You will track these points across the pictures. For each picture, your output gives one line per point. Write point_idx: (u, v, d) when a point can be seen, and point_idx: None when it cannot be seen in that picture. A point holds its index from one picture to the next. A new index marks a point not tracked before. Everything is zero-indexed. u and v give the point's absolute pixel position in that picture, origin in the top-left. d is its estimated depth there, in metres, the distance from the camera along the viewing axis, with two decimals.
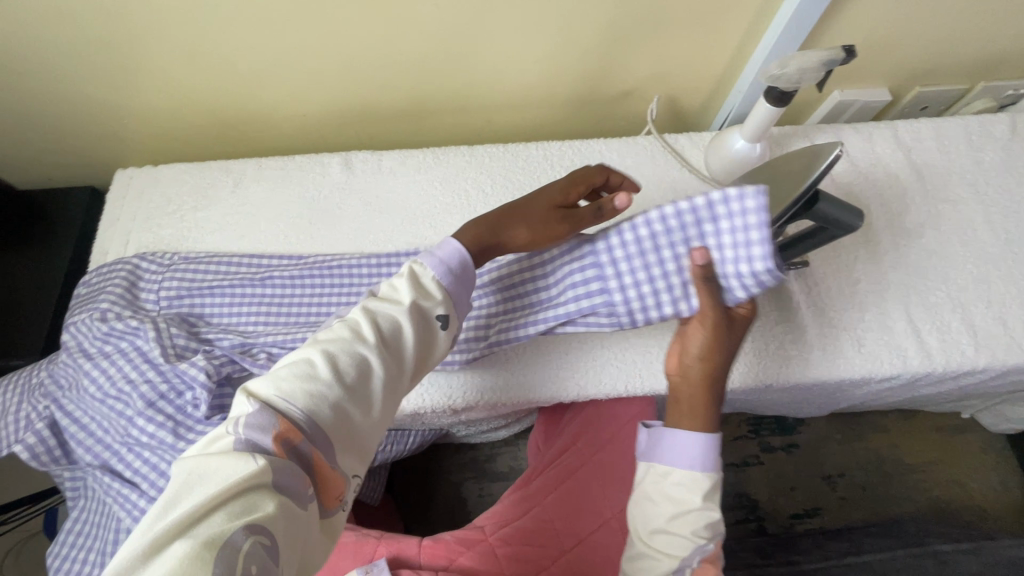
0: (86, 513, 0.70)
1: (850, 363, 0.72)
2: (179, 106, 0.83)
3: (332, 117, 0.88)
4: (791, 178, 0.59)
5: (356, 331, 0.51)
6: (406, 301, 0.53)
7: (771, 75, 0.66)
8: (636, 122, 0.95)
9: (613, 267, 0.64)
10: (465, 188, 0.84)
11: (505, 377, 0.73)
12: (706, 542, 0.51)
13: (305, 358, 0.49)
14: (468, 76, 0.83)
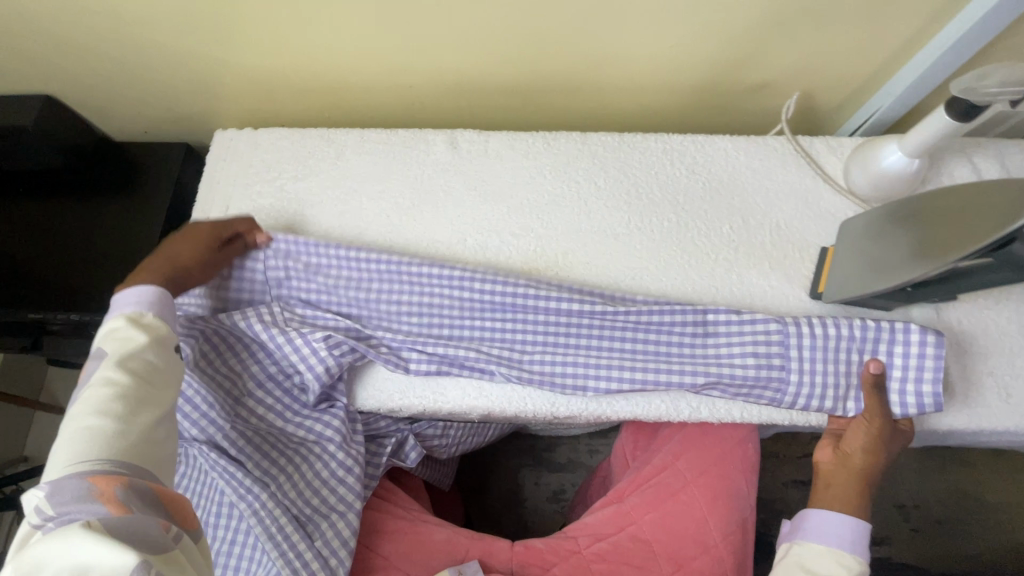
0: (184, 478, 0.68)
1: (991, 413, 0.66)
2: (285, 70, 0.80)
3: (438, 93, 0.83)
4: (990, 208, 0.54)
5: (109, 385, 0.52)
6: (139, 339, 0.56)
7: (966, 86, 0.57)
8: (762, 119, 0.87)
9: (770, 339, 0.66)
10: (576, 180, 0.78)
11: (629, 398, 0.68)
12: None
13: (85, 429, 0.49)
14: (591, 57, 0.76)
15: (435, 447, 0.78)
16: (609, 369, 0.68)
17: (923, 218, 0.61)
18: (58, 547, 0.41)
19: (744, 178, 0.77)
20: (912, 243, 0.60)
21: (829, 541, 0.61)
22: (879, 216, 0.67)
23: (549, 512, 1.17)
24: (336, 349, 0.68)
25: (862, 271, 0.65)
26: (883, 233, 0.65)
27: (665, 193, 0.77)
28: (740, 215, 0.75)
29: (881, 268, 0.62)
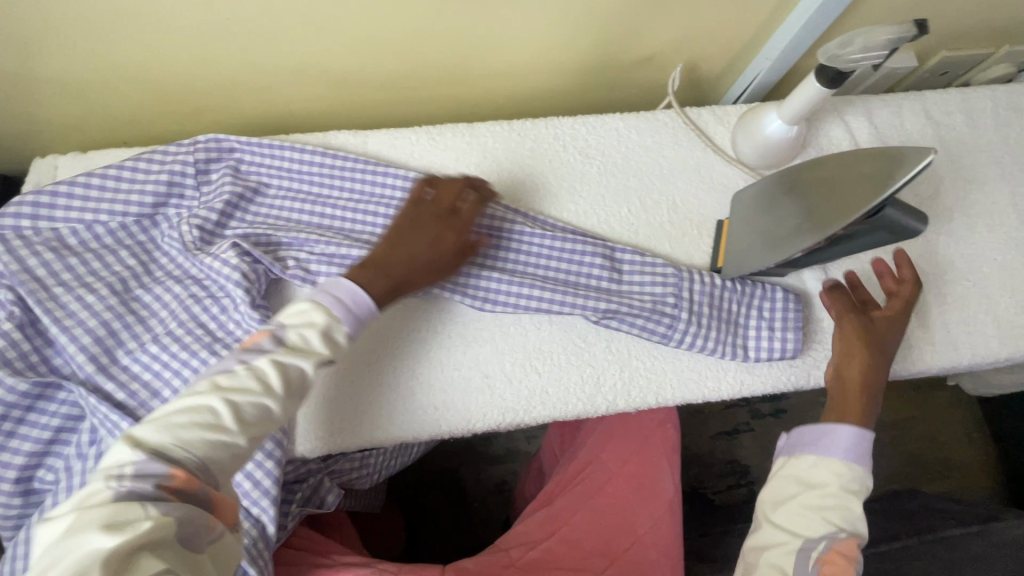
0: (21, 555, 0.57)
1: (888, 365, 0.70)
2: (112, 79, 0.68)
3: (305, 92, 0.74)
4: (860, 180, 0.57)
5: (263, 380, 0.50)
6: (320, 354, 0.53)
7: (829, 54, 0.58)
8: (650, 91, 0.85)
9: (658, 273, 0.69)
10: (468, 174, 0.73)
11: (535, 346, 0.67)
12: (838, 529, 0.53)
13: (214, 407, 0.47)
14: (468, 42, 0.70)
15: (353, 481, 0.73)
16: (524, 286, 0.66)
17: (800, 190, 0.63)
18: (102, 521, 0.39)
19: (639, 158, 0.75)
20: (797, 215, 0.62)
21: (826, 451, 0.57)
22: (764, 188, 0.69)
23: (493, 504, 1.16)
24: (246, 257, 0.64)
25: (753, 242, 0.66)
26: (772, 204, 0.66)
27: (561, 179, 0.74)
28: (637, 197, 0.74)
29: (772, 242, 0.63)
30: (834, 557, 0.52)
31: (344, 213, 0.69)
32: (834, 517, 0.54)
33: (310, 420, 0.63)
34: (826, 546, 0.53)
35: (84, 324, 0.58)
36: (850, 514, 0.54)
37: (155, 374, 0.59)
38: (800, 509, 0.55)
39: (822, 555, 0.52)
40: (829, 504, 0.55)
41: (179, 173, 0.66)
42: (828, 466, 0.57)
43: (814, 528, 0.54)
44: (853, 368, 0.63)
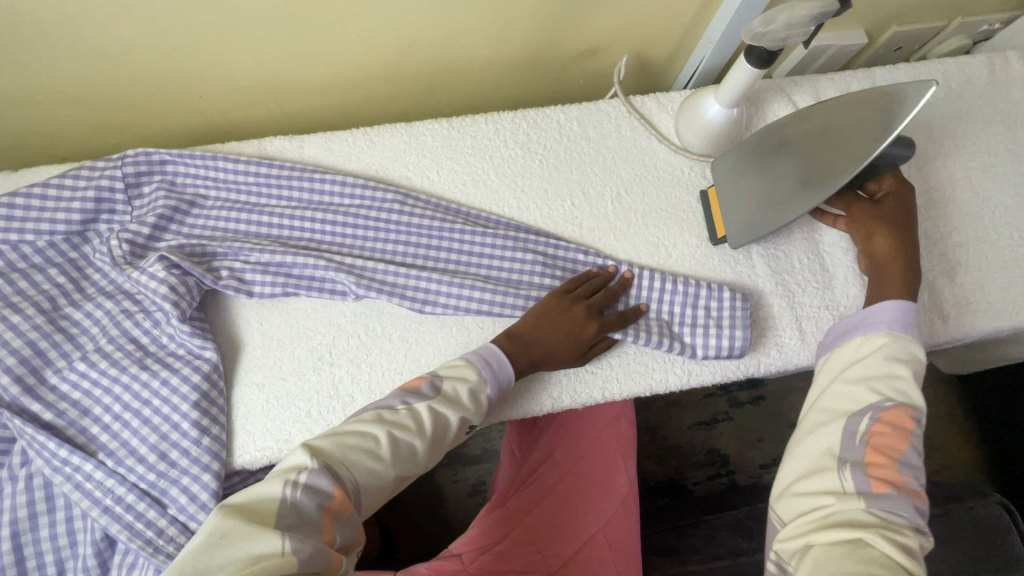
0: None
1: None
2: (34, 95, 0.67)
3: (237, 98, 0.73)
4: (855, 128, 0.58)
5: (419, 422, 0.52)
6: (455, 412, 0.54)
7: (754, 33, 0.56)
8: (596, 81, 0.84)
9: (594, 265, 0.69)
10: (406, 175, 0.72)
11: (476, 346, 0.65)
12: (882, 400, 0.52)
13: (381, 437, 0.49)
14: (396, 40, 0.69)
15: None
16: (464, 286, 0.65)
17: (791, 144, 0.63)
18: (243, 541, 0.39)
19: (582, 149, 0.74)
20: (797, 170, 0.62)
21: (876, 327, 0.57)
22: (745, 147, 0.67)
23: (469, 506, 1.15)
24: (175, 270, 0.63)
25: (754, 206, 0.65)
26: (762, 166, 0.65)
27: (503, 174, 0.73)
28: (581, 189, 0.72)
29: (777, 202, 0.63)
30: (881, 427, 0.51)
31: (281, 219, 0.68)
32: (880, 385, 0.53)
33: (248, 430, 0.62)
34: (873, 417, 0.51)
35: (9, 345, 0.58)
36: (901, 385, 0.53)
37: (88, 391, 0.59)
38: (846, 385, 0.54)
39: (869, 427, 0.51)
40: (876, 374, 0.54)
41: (107, 189, 0.65)
42: (875, 341, 0.57)
43: (860, 401, 0.53)
44: (883, 244, 0.63)
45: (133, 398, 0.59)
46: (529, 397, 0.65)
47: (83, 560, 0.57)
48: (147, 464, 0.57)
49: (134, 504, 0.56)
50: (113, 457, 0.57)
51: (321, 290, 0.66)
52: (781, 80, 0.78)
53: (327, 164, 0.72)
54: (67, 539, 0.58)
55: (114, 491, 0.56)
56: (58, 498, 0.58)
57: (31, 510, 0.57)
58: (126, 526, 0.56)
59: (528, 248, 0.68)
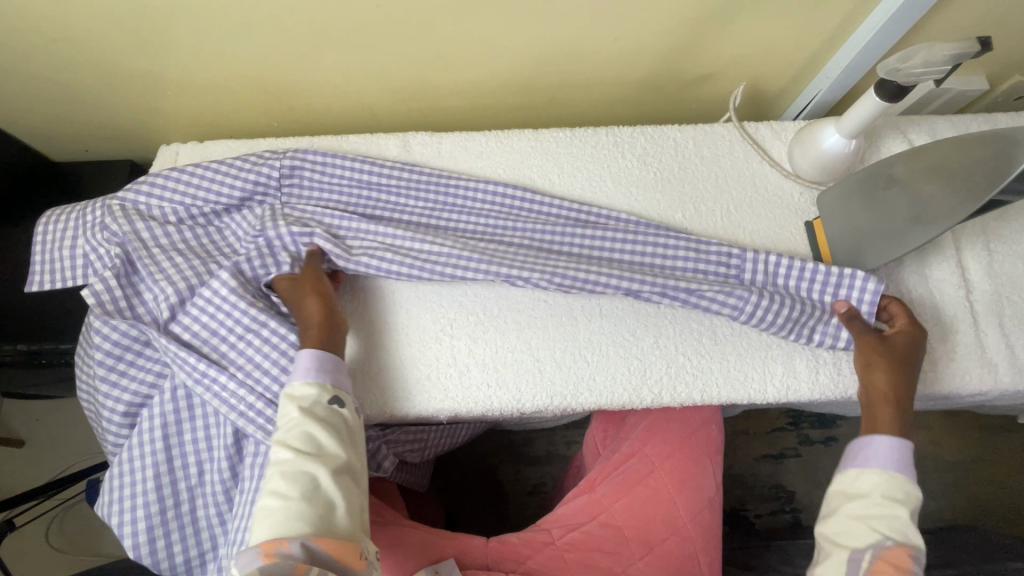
0: (118, 468, 0.66)
1: (947, 383, 0.68)
2: (228, 78, 0.79)
3: (385, 95, 0.83)
4: (980, 170, 0.58)
5: (283, 458, 0.54)
6: (294, 423, 0.56)
7: (889, 68, 0.60)
8: (707, 106, 0.89)
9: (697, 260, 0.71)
10: (528, 175, 0.78)
11: (583, 335, 0.70)
12: (885, 537, 0.53)
13: (272, 498, 0.52)
14: (537, 54, 0.77)
15: (408, 454, 0.80)
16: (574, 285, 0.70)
17: (903, 181, 0.64)
18: None
19: (695, 166, 0.78)
20: (911, 206, 0.63)
21: (877, 465, 0.57)
22: (853, 183, 0.68)
23: (529, 505, 1.18)
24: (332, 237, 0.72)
25: (863, 237, 0.67)
26: (873, 200, 0.66)
27: (618, 184, 0.78)
28: (691, 201, 0.77)
29: (890, 237, 0.64)
30: (885, 566, 0.52)
31: (414, 203, 0.75)
32: (880, 525, 0.54)
33: (380, 383, 0.69)
34: (874, 555, 0.53)
35: (167, 275, 0.68)
36: (898, 523, 0.54)
37: (214, 320, 0.66)
38: (846, 518, 0.56)
39: (872, 564, 0.52)
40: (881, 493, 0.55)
41: (253, 158, 0.74)
42: (868, 480, 0.57)
43: (861, 537, 0.54)
44: (881, 383, 0.62)
45: (265, 339, 0.65)
46: (625, 392, 0.68)
47: (218, 463, 0.65)
48: (272, 377, 0.64)
49: (263, 410, 0.63)
50: (242, 371, 0.65)
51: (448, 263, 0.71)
52: (896, 118, 0.80)
53: (460, 160, 0.79)
54: (205, 445, 0.66)
55: (245, 399, 0.63)
56: (198, 407, 0.66)
57: (176, 416, 0.66)
58: (259, 427, 0.63)
59: (634, 263, 0.72)
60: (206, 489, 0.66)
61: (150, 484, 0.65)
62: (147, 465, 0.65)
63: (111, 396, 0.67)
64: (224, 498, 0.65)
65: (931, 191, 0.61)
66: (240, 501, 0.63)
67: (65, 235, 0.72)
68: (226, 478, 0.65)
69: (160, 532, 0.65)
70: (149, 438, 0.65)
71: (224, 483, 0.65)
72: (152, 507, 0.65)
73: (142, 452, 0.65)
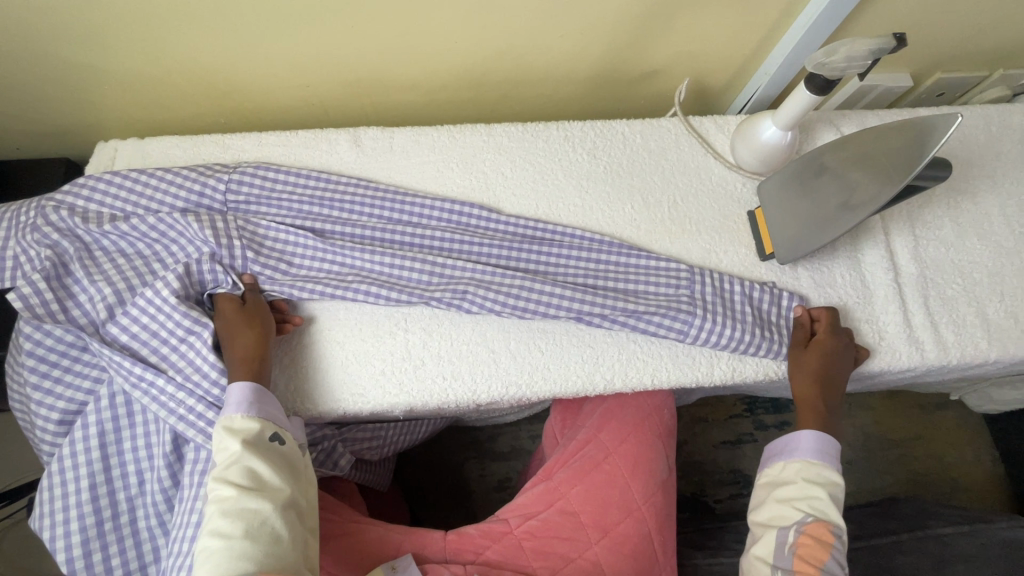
0: (48, 480, 0.62)
1: (878, 360, 0.72)
2: (170, 73, 0.76)
3: (337, 90, 0.82)
4: (898, 155, 0.61)
5: (223, 496, 0.54)
6: (235, 458, 0.56)
7: (816, 63, 0.63)
8: (656, 102, 0.92)
9: (644, 257, 0.73)
10: (482, 169, 0.79)
11: (537, 326, 0.71)
12: (806, 515, 0.60)
13: (214, 539, 0.52)
14: (486, 50, 0.78)
15: (366, 451, 0.79)
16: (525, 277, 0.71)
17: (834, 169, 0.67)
18: None
19: (642, 159, 0.81)
20: (840, 192, 0.66)
21: (800, 454, 0.64)
22: (790, 172, 0.71)
23: (495, 501, 1.18)
24: (283, 232, 0.72)
25: (801, 224, 0.70)
26: (807, 187, 0.69)
27: (570, 177, 0.79)
28: (640, 194, 0.79)
29: (822, 221, 0.67)
30: (806, 539, 0.59)
31: (362, 200, 0.74)
32: (801, 505, 0.61)
33: (305, 386, 0.68)
34: (798, 530, 0.60)
35: (107, 277, 0.66)
36: (818, 503, 0.61)
37: (154, 321, 0.64)
38: (774, 504, 0.62)
39: (795, 539, 0.59)
40: (801, 475, 0.63)
41: (204, 167, 0.73)
42: (792, 468, 0.64)
43: (788, 517, 0.61)
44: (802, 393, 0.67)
45: (207, 342, 0.63)
46: (579, 380, 0.69)
47: (156, 470, 0.63)
48: (210, 380, 0.63)
49: (202, 413, 0.62)
50: (181, 374, 0.64)
51: (394, 278, 0.72)
52: (829, 112, 0.84)
53: (413, 155, 0.79)
54: (145, 452, 0.64)
55: (185, 403, 0.62)
56: (138, 414, 0.64)
57: (115, 424, 0.64)
58: (199, 431, 0.62)
59: (587, 253, 0.74)
60: (147, 498, 0.64)
61: (85, 495, 0.62)
62: (81, 474, 0.62)
63: (44, 404, 0.63)
64: (166, 505, 0.64)
65: (858, 176, 0.65)
66: (180, 509, 0.61)
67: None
68: (167, 485, 0.63)
69: (96, 546, 0.62)
70: (84, 447, 0.62)
71: (164, 490, 0.63)
72: (88, 520, 0.62)
73: (77, 460, 0.62)
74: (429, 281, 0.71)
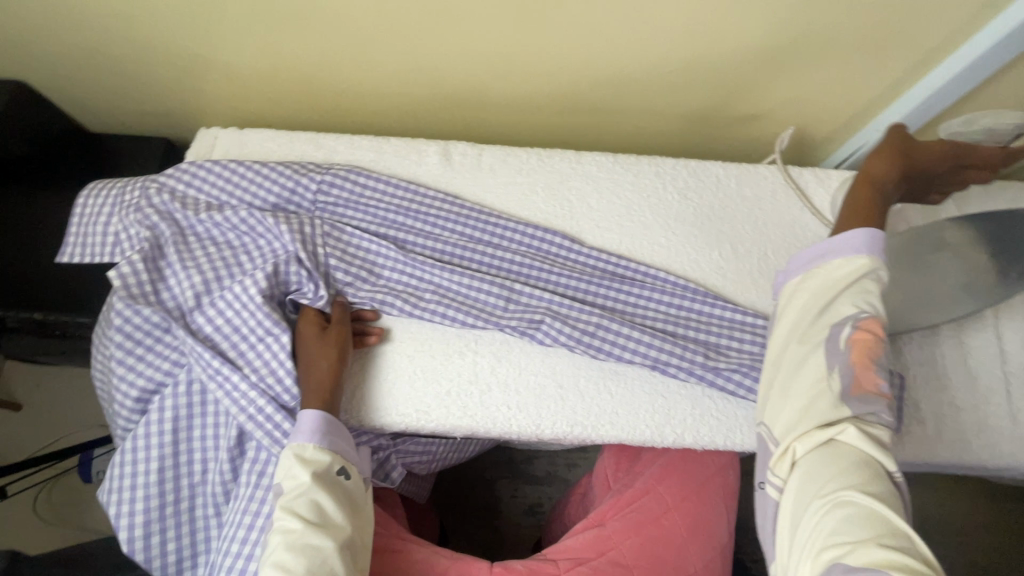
0: (119, 455, 0.64)
1: (975, 453, 0.67)
2: (278, 70, 0.78)
3: (431, 102, 0.82)
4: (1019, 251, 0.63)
5: (289, 528, 0.54)
6: (305, 488, 0.56)
7: (953, 130, 0.65)
8: (750, 147, 0.88)
9: (728, 311, 0.70)
10: (567, 197, 0.77)
11: (609, 366, 0.69)
12: (862, 310, 0.51)
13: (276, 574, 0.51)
14: (588, 77, 0.76)
15: (415, 465, 0.78)
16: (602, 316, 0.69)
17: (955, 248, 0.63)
18: None
19: (735, 206, 0.77)
20: (958, 274, 0.63)
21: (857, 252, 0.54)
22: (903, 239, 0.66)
23: (523, 525, 1.16)
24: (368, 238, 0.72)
25: None
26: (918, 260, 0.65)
27: (657, 215, 0.77)
28: (729, 242, 0.76)
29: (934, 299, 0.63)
30: (865, 334, 0.50)
31: (447, 216, 0.74)
32: (857, 299, 0.51)
33: (372, 397, 0.68)
34: (852, 326, 0.50)
35: (198, 265, 0.67)
36: (872, 296, 0.52)
37: (237, 314, 0.65)
38: (824, 309, 0.52)
39: (849, 337, 0.50)
40: (852, 290, 0.52)
41: (298, 165, 0.74)
42: (851, 265, 0.53)
43: (839, 313, 0.51)
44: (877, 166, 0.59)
45: (284, 346, 0.64)
46: (646, 430, 0.67)
47: (219, 463, 0.64)
48: (285, 385, 0.64)
49: (271, 415, 0.63)
50: (256, 373, 0.65)
51: (471, 298, 0.71)
52: None
53: (499, 174, 0.78)
54: (212, 442, 0.65)
55: (257, 402, 0.63)
56: (210, 404, 0.65)
57: (187, 411, 0.65)
58: (267, 432, 0.63)
59: (669, 298, 0.71)
60: (207, 488, 0.65)
61: (152, 475, 0.63)
62: (152, 455, 0.63)
63: (125, 381, 0.65)
64: (224, 498, 0.64)
65: (978, 262, 0.63)
66: (238, 505, 0.62)
67: (97, 210, 0.71)
68: (228, 478, 0.64)
69: (156, 527, 0.63)
70: (157, 429, 0.64)
71: (224, 482, 0.64)
72: (152, 500, 0.63)
73: (148, 441, 0.64)
74: (504, 308, 0.70)
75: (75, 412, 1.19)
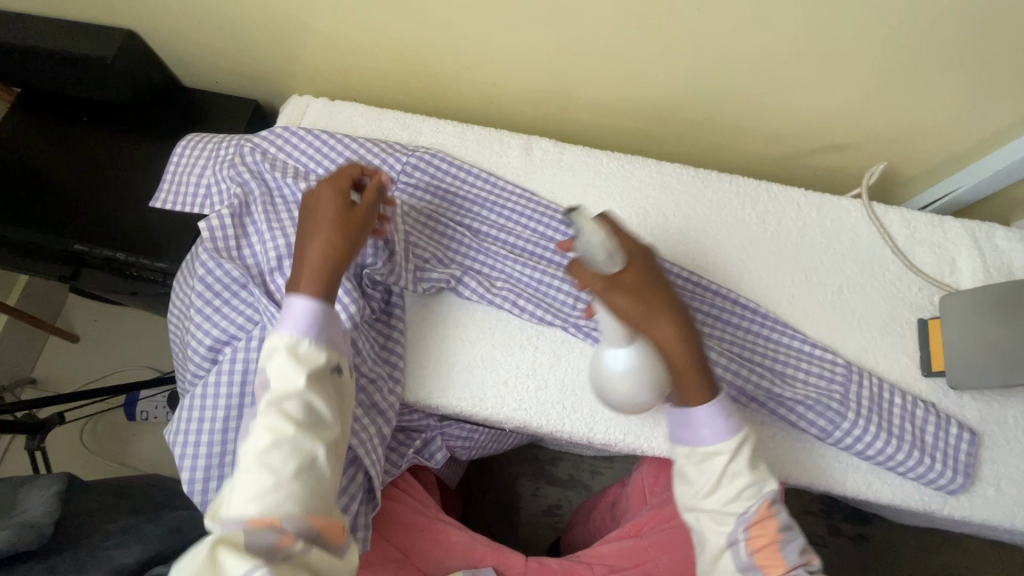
0: (189, 399, 0.67)
1: None
2: (376, 47, 0.80)
3: (517, 95, 0.83)
4: None
5: (277, 428, 0.49)
6: (297, 385, 0.51)
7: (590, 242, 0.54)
8: (830, 177, 0.87)
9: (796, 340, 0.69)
10: (643, 205, 0.77)
11: None
12: (744, 508, 0.51)
13: (263, 461, 0.47)
14: (680, 89, 0.76)
15: (457, 449, 0.79)
16: None
17: None
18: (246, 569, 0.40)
19: (813, 236, 0.76)
20: None
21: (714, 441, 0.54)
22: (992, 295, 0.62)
23: (541, 524, 1.16)
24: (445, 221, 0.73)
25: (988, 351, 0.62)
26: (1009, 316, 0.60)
27: (732, 234, 0.76)
28: (804, 271, 0.74)
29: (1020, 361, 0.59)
30: (758, 528, 0.51)
31: (524, 209, 0.75)
32: (742, 496, 0.52)
33: (429, 377, 0.69)
34: (745, 526, 0.51)
35: (281, 226, 0.69)
36: (751, 482, 0.52)
37: None
38: (710, 506, 0.52)
39: (745, 535, 0.51)
40: (727, 482, 0.53)
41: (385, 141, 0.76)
42: (715, 463, 0.53)
43: (729, 509, 0.52)
44: (662, 333, 0.55)
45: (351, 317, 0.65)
46: None
47: None
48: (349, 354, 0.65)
49: None
50: None
51: (539, 293, 0.71)
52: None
53: (578, 174, 0.78)
54: None
55: None
56: None
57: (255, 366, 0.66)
58: None
59: (736, 319, 0.70)
60: None
61: (217, 424, 0.65)
62: (219, 403, 0.66)
63: (201, 329, 0.67)
64: None
65: None
66: None
67: (193, 162, 0.75)
68: None
69: (213, 474, 0.65)
70: (225, 380, 0.66)
71: None
72: (214, 447, 0.65)
73: (217, 390, 0.66)
74: (573, 307, 0.70)
75: (127, 351, 1.24)
